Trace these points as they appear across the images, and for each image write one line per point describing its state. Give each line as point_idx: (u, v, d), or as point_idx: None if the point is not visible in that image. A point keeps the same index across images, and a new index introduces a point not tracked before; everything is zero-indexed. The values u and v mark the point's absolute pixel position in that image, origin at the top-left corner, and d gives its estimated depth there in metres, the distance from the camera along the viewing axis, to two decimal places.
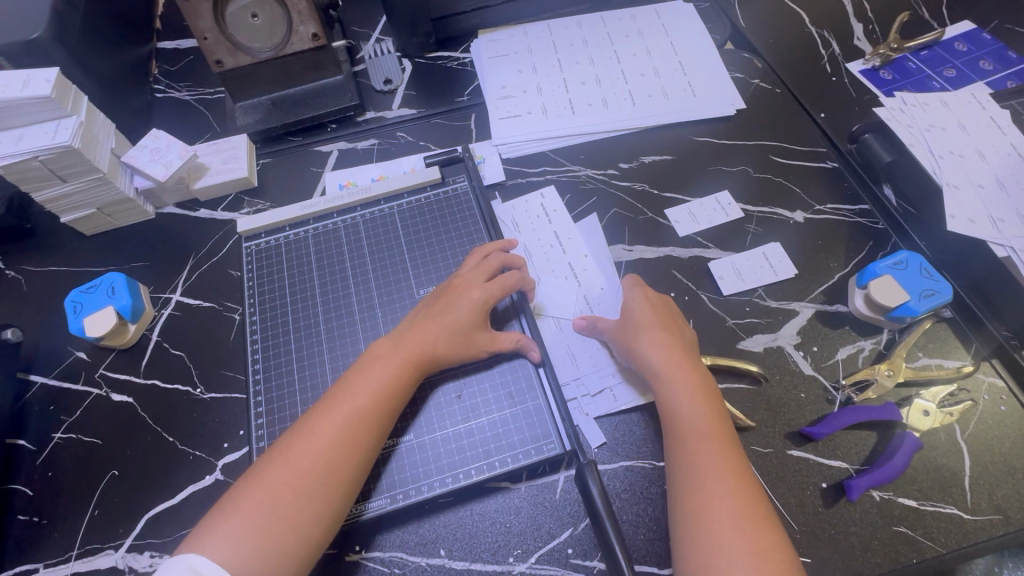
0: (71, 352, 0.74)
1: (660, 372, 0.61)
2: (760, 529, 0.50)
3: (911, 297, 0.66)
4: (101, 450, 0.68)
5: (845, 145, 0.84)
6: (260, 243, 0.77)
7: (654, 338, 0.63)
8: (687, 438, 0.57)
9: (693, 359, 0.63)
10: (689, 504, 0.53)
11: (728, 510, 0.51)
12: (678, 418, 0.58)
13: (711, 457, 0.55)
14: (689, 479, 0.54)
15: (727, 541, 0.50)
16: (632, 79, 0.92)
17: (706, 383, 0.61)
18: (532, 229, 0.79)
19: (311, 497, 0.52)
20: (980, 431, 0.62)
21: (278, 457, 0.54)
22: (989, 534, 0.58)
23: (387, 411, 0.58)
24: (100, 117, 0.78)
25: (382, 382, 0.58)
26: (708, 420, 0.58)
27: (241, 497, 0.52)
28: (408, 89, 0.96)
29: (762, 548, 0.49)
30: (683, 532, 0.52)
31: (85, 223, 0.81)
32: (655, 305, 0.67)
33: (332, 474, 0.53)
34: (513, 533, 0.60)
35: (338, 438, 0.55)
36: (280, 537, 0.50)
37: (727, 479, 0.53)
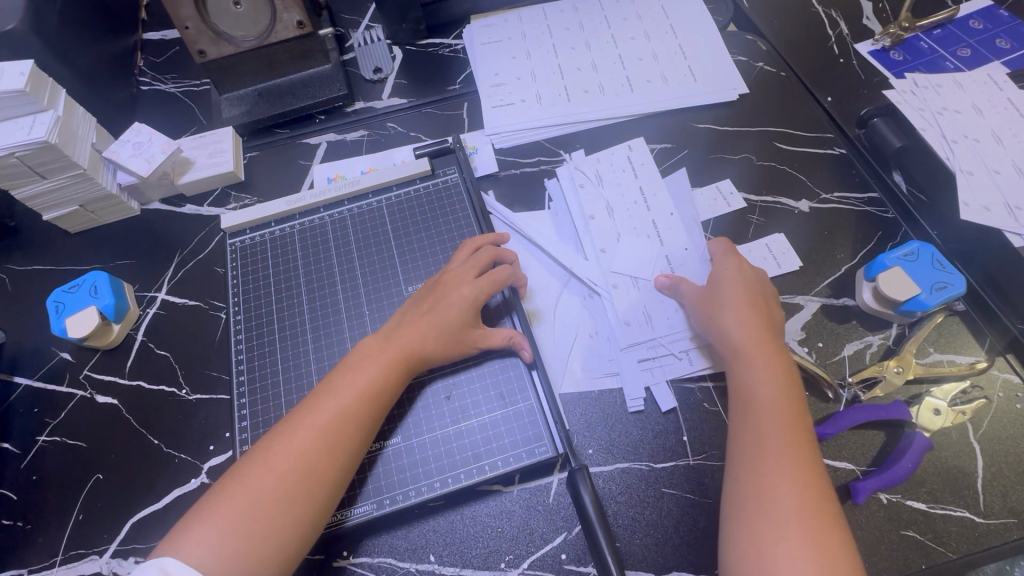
0: (55, 352, 0.73)
1: (740, 348, 0.59)
2: (821, 521, 0.48)
3: (922, 290, 0.63)
4: (85, 453, 0.66)
5: (854, 130, 0.80)
6: (245, 239, 0.75)
7: (735, 313, 0.61)
8: (759, 416, 0.54)
9: (774, 337, 0.60)
10: (751, 487, 0.51)
11: (791, 498, 0.49)
12: (751, 397, 0.56)
13: (783, 438, 0.52)
14: (753, 461, 0.52)
15: (789, 529, 0.47)
16: (630, 64, 0.89)
17: (787, 363, 0.58)
18: (612, 186, 0.77)
19: (291, 499, 0.50)
20: (994, 431, 0.59)
21: (259, 456, 0.52)
22: (1003, 539, 0.55)
23: (371, 412, 0.55)
24: (80, 111, 0.75)
25: (368, 383, 0.56)
26: (785, 399, 0.55)
27: (219, 498, 0.50)
28: (399, 78, 0.93)
29: (824, 540, 0.47)
30: (739, 517, 0.50)
31: (68, 220, 0.79)
32: (739, 278, 0.64)
33: (312, 477, 0.51)
34: (505, 538, 0.58)
35: (322, 441, 0.53)
36: (260, 540, 0.48)
37: (795, 464, 0.51)
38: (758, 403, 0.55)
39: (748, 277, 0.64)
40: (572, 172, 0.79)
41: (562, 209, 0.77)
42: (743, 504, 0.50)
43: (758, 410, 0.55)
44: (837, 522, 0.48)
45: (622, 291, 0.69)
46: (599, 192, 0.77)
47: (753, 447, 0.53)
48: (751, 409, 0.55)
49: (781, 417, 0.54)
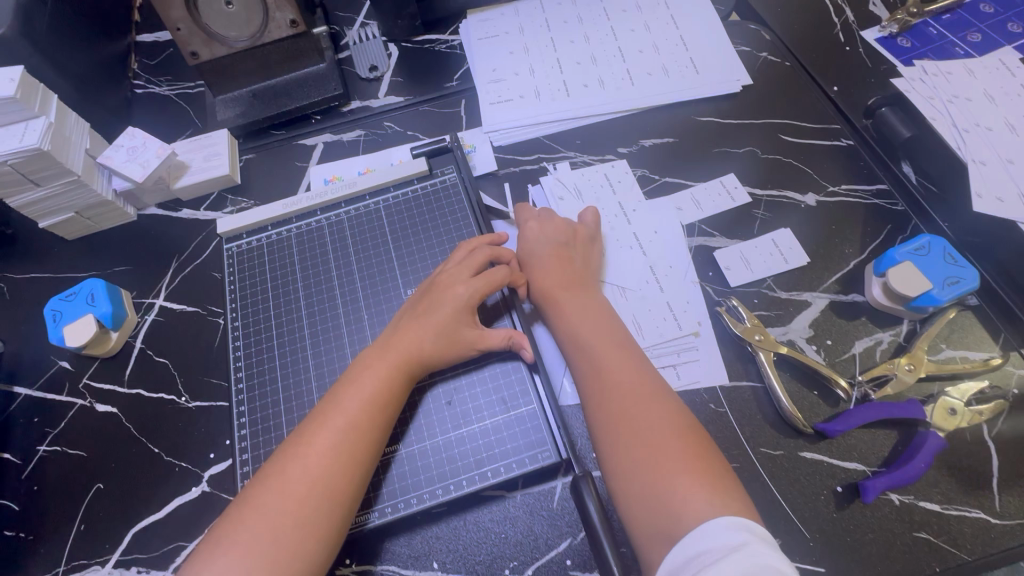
0: (54, 362, 0.72)
1: (566, 302, 0.62)
2: (686, 434, 0.50)
3: (934, 285, 0.61)
4: (86, 463, 0.66)
5: (861, 121, 0.77)
6: (241, 244, 0.74)
7: (545, 275, 0.64)
8: (597, 357, 0.56)
9: (578, 289, 0.63)
10: (610, 421, 0.52)
11: (659, 420, 0.50)
12: (586, 343, 0.58)
13: (626, 370, 0.55)
14: (607, 400, 0.53)
15: (655, 452, 0.48)
16: (630, 57, 0.87)
17: (600, 308, 0.61)
18: (596, 198, 0.75)
19: (312, 520, 0.50)
20: (1009, 428, 0.58)
21: (273, 480, 0.51)
22: (1019, 539, 0.53)
23: (379, 424, 0.55)
24: (72, 116, 0.74)
25: (373, 392, 0.55)
26: (600, 339, 0.58)
27: (238, 528, 0.49)
28: (395, 76, 0.91)
29: (692, 449, 0.48)
30: (612, 451, 0.50)
31: (64, 228, 0.78)
32: (550, 242, 0.67)
33: (330, 496, 0.51)
34: (509, 544, 0.57)
35: (335, 454, 0.52)
36: (285, 565, 0.48)
37: (650, 393, 0.53)
38: (591, 346, 0.57)
39: (556, 237, 0.68)
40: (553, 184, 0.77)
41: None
42: (612, 439, 0.51)
43: (595, 355, 0.56)
44: (697, 432, 0.50)
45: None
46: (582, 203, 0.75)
47: (602, 386, 0.54)
48: (584, 353, 0.57)
49: (604, 352, 0.56)
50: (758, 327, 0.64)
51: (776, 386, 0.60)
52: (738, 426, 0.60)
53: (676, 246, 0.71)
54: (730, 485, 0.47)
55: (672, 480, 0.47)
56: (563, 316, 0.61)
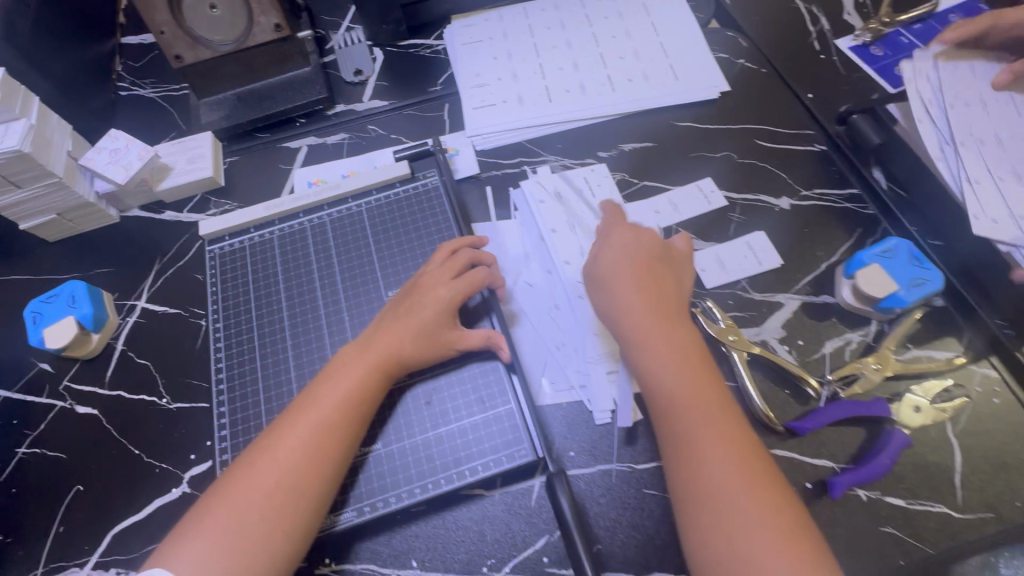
0: (35, 363, 0.72)
1: (645, 335, 0.59)
2: (771, 488, 0.50)
3: (900, 286, 0.63)
4: (65, 464, 0.66)
5: (834, 127, 0.79)
6: (224, 246, 0.74)
7: (635, 300, 0.61)
8: (685, 399, 0.55)
9: (677, 319, 0.60)
10: (691, 471, 0.51)
11: (733, 477, 0.50)
12: (664, 384, 0.56)
13: (705, 416, 0.53)
14: (689, 448, 0.52)
15: (752, 511, 0.48)
16: (611, 63, 0.89)
17: (696, 342, 0.59)
18: (574, 201, 0.76)
19: (278, 516, 0.50)
20: (972, 425, 0.59)
21: (242, 474, 0.52)
22: (980, 532, 0.55)
23: (352, 422, 0.55)
24: (55, 119, 0.75)
25: (349, 391, 0.56)
26: (705, 380, 0.56)
27: (207, 517, 0.50)
28: (380, 80, 0.92)
29: (777, 508, 0.48)
30: (692, 504, 0.50)
31: (46, 229, 0.78)
32: (640, 263, 0.63)
33: (297, 492, 0.51)
34: (487, 542, 0.58)
35: (308, 451, 0.53)
36: (248, 559, 0.49)
37: (724, 443, 0.52)
38: (670, 388, 0.56)
39: (646, 258, 0.63)
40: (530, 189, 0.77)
41: (524, 225, 0.76)
42: (693, 491, 0.51)
43: (679, 397, 0.55)
44: (780, 485, 0.50)
45: (568, 310, 0.69)
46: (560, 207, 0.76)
47: (685, 431, 0.53)
48: (672, 393, 0.55)
49: (714, 396, 0.55)
50: (732, 328, 0.65)
51: (748, 385, 0.62)
52: None
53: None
54: (817, 546, 0.47)
55: (756, 545, 0.47)
56: (644, 349, 0.58)
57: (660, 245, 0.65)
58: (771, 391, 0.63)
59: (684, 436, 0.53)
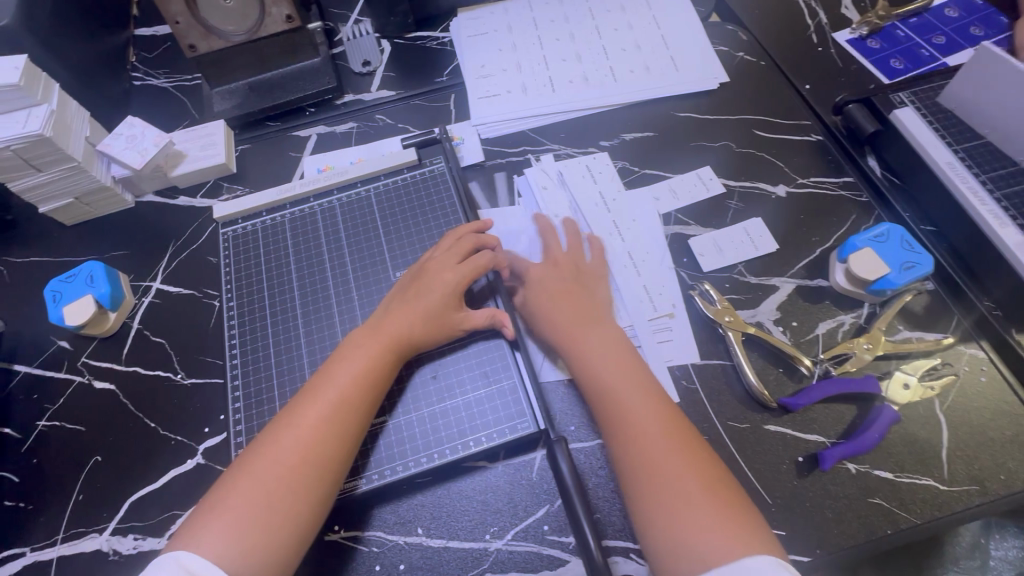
0: (54, 341, 0.75)
1: (571, 335, 0.63)
2: (697, 459, 0.53)
3: (891, 269, 0.65)
4: (84, 437, 0.68)
5: (830, 118, 0.81)
6: (237, 229, 0.76)
7: (556, 307, 0.66)
8: (613, 388, 0.58)
9: (600, 319, 0.65)
10: (626, 454, 0.54)
11: (664, 450, 0.53)
12: (594, 376, 0.60)
13: (635, 400, 0.57)
14: (623, 431, 0.55)
15: (684, 481, 0.51)
16: (613, 55, 0.91)
17: (620, 338, 0.64)
18: (578, 188, 0.78)
19: (302, 487, 0.53)
20: (959, 403, 0.62)
21: (264, 452, 0.54)
22: (965, 504, 0.57)
23: (369, 398, 0.58)
24: (74, 105, 0.77)
25: (363, 370, 0.59)
26: (630, 369, 0.60)
27: (230, 494, 0.52)
28: (387, 71, 0.95)
29: (705, 475, 0.52)
30: (631, 484, 0.53)
31: (64, 213, 0.81)
32: (562, 276, 0.69)
33: (320, 464, 0.54)
34: (490, 511, 0.60)
35: (327, 427, 0.55)
36: (271, 530, 0.51)
37: (651, 421, 0.55)
38: (601, 380, 0.59)
39: (564, 272, 0.69)
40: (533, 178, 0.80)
41: (529, 211, 0.78)
42: (628, 472, 0.53)
43: (607, 387, 0.59)
44: (710, 458, 0.54)
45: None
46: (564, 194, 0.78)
47: (614, 418, 0.57)
48: (601, 384, 0.59)
49: (638, 383, 0.59)
50: (728, 309, 0.68)
51: (743, 364, 0.64)
52: (707, 400, 0.64)
53: (650, 231, 0.75)
54: (744, 508, 0.50)
55: (690, 511, 0.49)
56: (574, 347, 0.62)
57: (578, 262, 0.71)
58: (765, 369, 0.65)
59: (616, 422, 0.56)
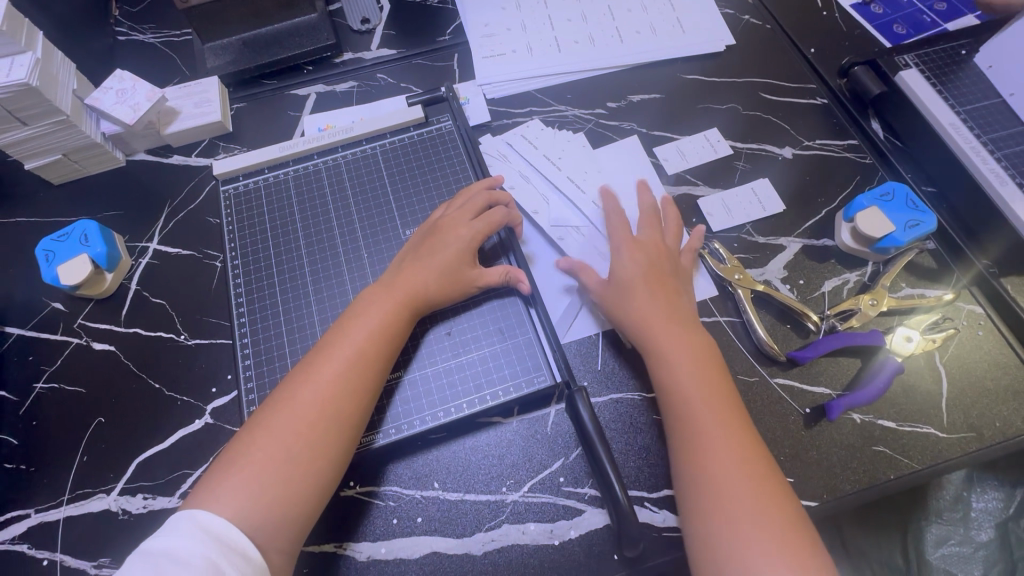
0: (47, 302, 0.72)
1: (659, 334, 0.60)
2: (769, 488, 0.51)
3: (896, 227, 0.67)
4: (85, 399, 0.67)
5: (835, 80, 0.82)
6: (238, 186, 0.74)
7: (648, 304, 0.61)
8: (694, 397, 0.55)
9: (688, 323, 0.61)
10: (695, 469, 0.52)
11: (735, 474, 0.51)
12: (672, 370, 0.58)
13: (715, 414, 0.54)
14: (695, 447, 0.53)
15: (753, 511, 0.49)
16: (619, 16, 0.89)
17: (709, 346, 0.60)
18: (575, 143, 0.79)
19: (321, 443, 0.53)
20: (958, 356, 0.64)
21: (284, 407, 0.54)
22: (963, 450, 0.60)
23: (384, 355, 0.58)
24: (59, 55, 0.73)
25: (379, 325, 0.58)
26: (716, 381, 0.57)
27: (251, 448, 0.52)
28: (387, 29, 0.92)
29: (777, 510, 0.49)
30: (694, 502, 0.51)
31: (51, 171, 0.77)
32: (649, 269, 0.64)
33: (340, 419, 0.54)
34: (506, 465, 0.61)
35: (345, 382, 0.55)
36: (293, 487, 0.51)
37: (726, 428, 0.53)
38: (678, 376, 0.57)
39: (654, 265, 0.64)
40: (517, 136, 0.80)
41: (520, 165, 0.78)
42: (692, 488, 0.52)
43: (688, 398, 0.56)
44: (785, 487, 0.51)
45: (570, 241, 0.72)
46: (548, 148, 0.78)
47: (690, 429, 0.54)
48: (683, 392, 0.56)
49: (724, 397, 0.56)
50: (738, 267, 0.68)
51: (753, 319, 0.65)
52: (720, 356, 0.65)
53: (641, 179, 0.76)
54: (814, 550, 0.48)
55: (750, 544, 0.48)
56: (658, 352, 0.59)
57: (662, 249, 0.66)
58: (774, 326, 0.66)
59: (690, 434, 0.54)
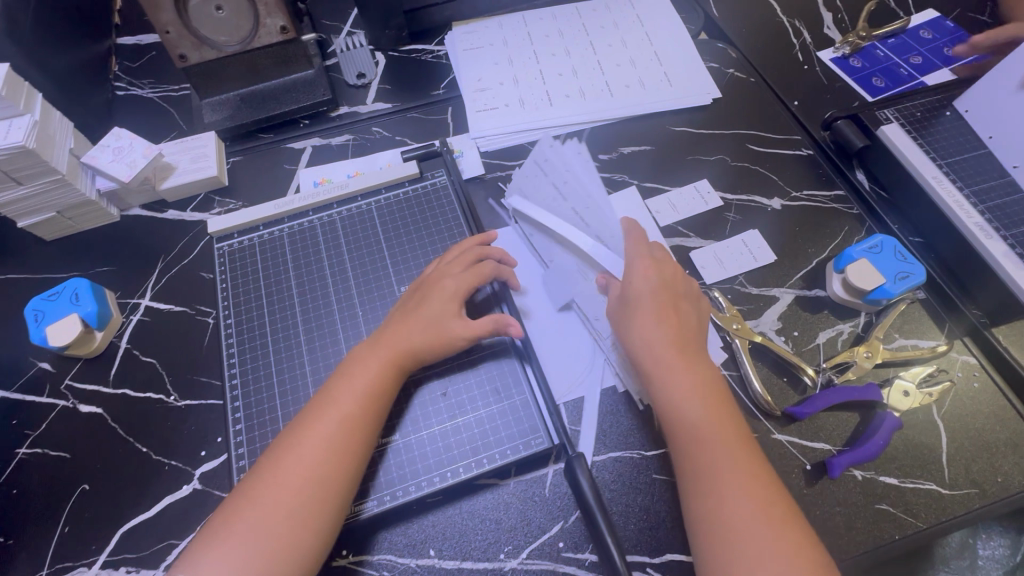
0: (34, 363, 0.71)
1: (661, 350, 0.60)
2: (785, 527, 0.50)
3: (887, 279, 0.68)
4: (70, 465, 0.65)
5: (819, 133, 0.84)
6: (233, 243, 0.74)
7: (656, 333, 0.61)
8: (702, 431, 0.55)
9: (700, 357, 0.60)
10: (707, 505, 0.52)
11: (749, 513, 0.51)
12: (675, 378, 0.58)
13: (722, 444, 0.54)
14: (708, 484, 0.53)
15: (770, 548, 0.49)
16: (608, 70, 0.92)
17: (716, 378, 0.60)
18: (580, 174, 0.72)
19: (304, 511, 0.51)
20: (955, 409, 0.64)
21: (270, 471, 0.53)
22: (966, 507, 0.59)
23: (372, 414, 0.56)
24: (57, 115, 0.74)
25: (367, 383, 0.57)
26: (724, 416, 0.57)
27: (235, 518, 0.51)
28: (383, 83, 0.94)
29: (797, 554, 0.49)
30: (705, 542, 0.51)
31: (44, 227, 0.77)
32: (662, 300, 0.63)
33: (325, 484, 0.52)
34: (504, 530, 0.59)
35: (332, 444, 0.54)
36: (275, 561, 0.49)
37: (722, 432, 0.55)
38: (679, 383, 0.58)
39: (666, 294, 0.63)
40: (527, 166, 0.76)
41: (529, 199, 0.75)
42: (706, 524, 0.52)
43: (694, 420, 0.56)
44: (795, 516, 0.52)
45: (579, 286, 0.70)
46: (561, 177, 0.73)
47: (700, 466, 0.54)
48: (687, 423, 0.56)
49: (725, 425, 0.56)
50: (736, 317, 0.69)
51: (750, 371, 0.65)
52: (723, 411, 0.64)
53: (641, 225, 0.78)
54: None
55: None
56: (667, 383, 0.58)
57: (656, 289, 0.63)
58: (771, 382, 0.66)
59: (700, 467, 0.54)
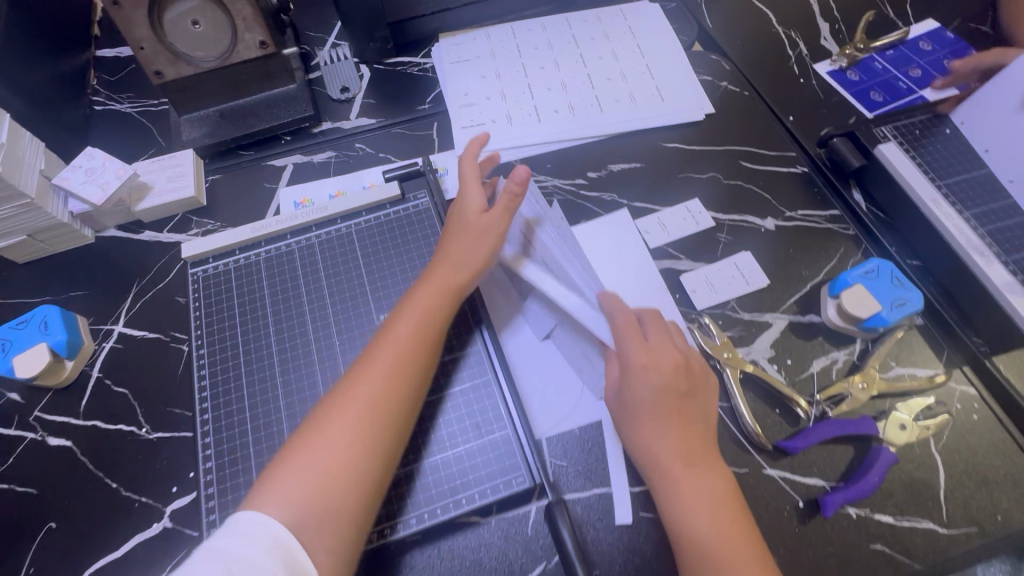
0: (3, 393, 0.69)
1: (667, 457, 0.54)
2: None
3: (883, 307, 0.65)
4: (36, 502, 0.62)
5: (815, 150, 0.82)
6: (208, 268, 0.72)
7: (662, 435, 0.55)
8: (711, 552, 0.51)
9: (712, 463, 0.55)
10: None
11: None
12: (682, 489, 0.53)
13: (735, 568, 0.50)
14: None
15: None
16: (598, 84, 0.90)
17: (729, 485, 0.54)
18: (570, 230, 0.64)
19: (371, 434, 0.52)
20: (953, 443, 0.61)
21: (335, 403, 0.53)
22: (965, 547, 0.57)
23: (428, 347, 0.57)
24: (26, 136, 0.72)
25: (421, 317, 0.58)
26: (738, 532, 0.52)
27: (301, 449, 0.51)
28: (367, 98, 0.92)
29: None
30: None
31: (15, 251, 0.75)
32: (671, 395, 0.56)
33: (388, 412, 0.53)
34: (484, 571, 0.57)
35: (393, 375, 0.55)
36: (337, 491, 0.49)
37: (735, 551, 0.50)
38: (685, 494, 0.53)
39: (675, 388, 0.56)
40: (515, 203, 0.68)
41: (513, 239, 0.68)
42: None
43: (704, 545, 0.51)
44: None
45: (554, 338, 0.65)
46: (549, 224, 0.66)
47: None
48: (695, 542, 0.51)
49: (737, 544, 0.51)
50: (727, 345, 0.67)
51: (741, 404, 0.63)
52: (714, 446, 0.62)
53: (629, 247, 0.75)
54: None
55: None
56: (675, 495, 0.53)
57: (665, 383, 0.56)
58: (763, 414, 0.64)
59: None
